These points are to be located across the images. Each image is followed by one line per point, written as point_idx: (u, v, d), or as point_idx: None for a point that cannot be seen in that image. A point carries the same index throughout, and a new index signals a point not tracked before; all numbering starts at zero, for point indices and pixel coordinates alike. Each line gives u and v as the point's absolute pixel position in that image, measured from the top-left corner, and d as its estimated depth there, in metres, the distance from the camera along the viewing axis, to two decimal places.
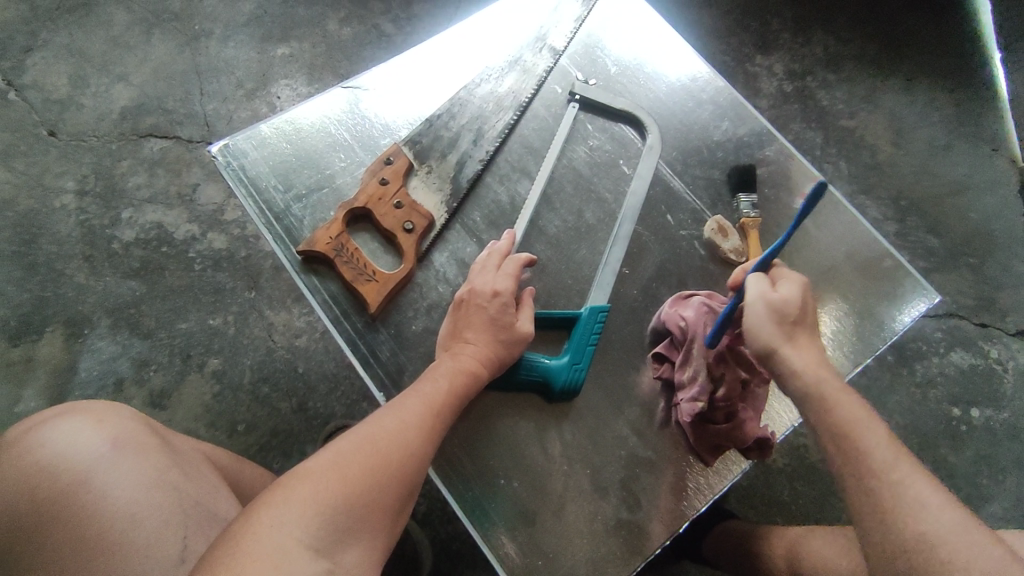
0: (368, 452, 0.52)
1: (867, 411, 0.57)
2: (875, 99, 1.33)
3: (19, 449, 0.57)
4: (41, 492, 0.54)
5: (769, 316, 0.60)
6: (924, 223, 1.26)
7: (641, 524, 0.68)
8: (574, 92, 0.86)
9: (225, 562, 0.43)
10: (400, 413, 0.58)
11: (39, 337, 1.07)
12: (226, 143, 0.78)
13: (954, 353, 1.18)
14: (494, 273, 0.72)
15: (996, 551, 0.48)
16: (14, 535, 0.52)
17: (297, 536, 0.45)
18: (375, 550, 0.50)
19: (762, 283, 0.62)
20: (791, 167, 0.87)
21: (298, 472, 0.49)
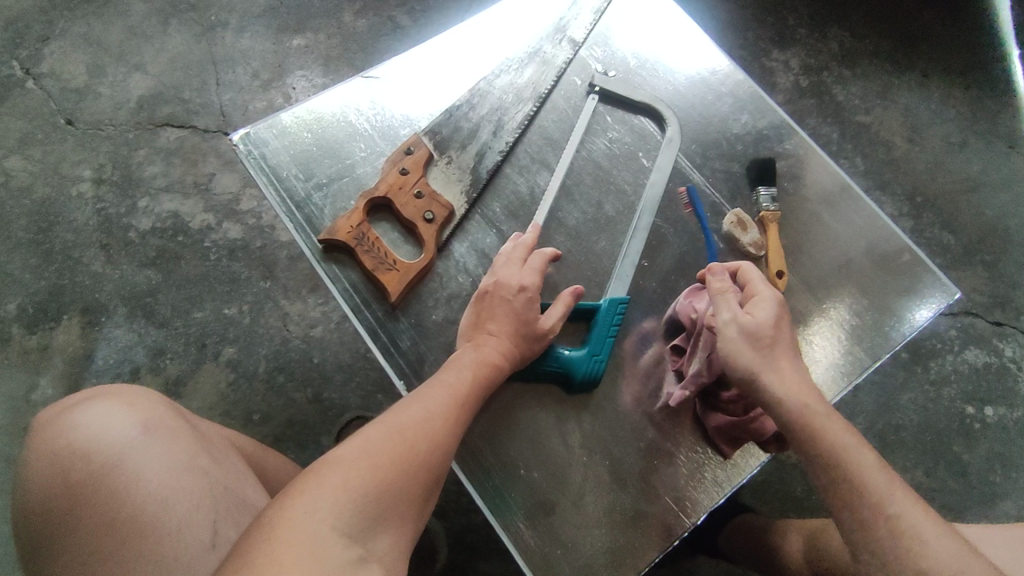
0: (397, 441, 0.53)
1: (853, 430, 0.58)
2: (891, 95, 1.32)
3: (55, 431, 0.57)
4: (75, 474, 0.55)
5: (743, 340, 0.62)
6: (940, 219, 1.25)
7: (659, 516, 0.68)
8: (594, 84, 0.86)
9: (260, 548, 0.42)
10: (425, 403, 0.58)
11: (56, 324, 1.08)
12: (248, 131, 0.78)
13: (968, 351, 1.18)
14: (518, 266, 0.72)
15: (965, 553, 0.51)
16: (51, 516, 0.53)
17: (331, 522, 0.45)
18: (404, 537, 0.51)
19: (733, 306, 0.64)
20: (809, 160, 0.87)
21: (329, 459, 0.50)
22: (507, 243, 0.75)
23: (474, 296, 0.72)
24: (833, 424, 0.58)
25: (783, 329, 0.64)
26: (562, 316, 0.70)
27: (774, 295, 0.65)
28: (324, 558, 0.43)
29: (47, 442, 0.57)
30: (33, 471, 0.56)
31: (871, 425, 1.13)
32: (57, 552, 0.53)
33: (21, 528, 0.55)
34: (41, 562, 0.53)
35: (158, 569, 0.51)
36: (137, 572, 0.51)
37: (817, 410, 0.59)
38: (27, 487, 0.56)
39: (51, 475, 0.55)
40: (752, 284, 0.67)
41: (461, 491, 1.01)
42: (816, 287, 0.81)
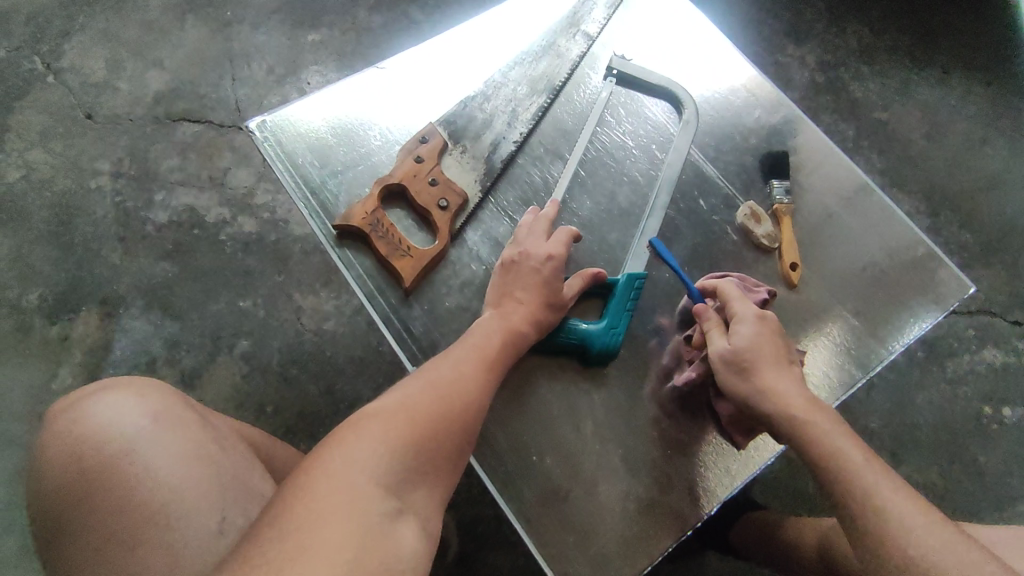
0: (430, 402, 0.53)
1: (835, 423, 0.60)
2: (909, 92, 1.31)
3: (68, 419, 0.58)
4: (88, 461, 0.56)
5: (726, 367, 0.65)
6: (958, 217, 1.24)
7: (672, 506, 0.68)
8: (611, 66, 0.87)
9: (302, 495, 0.42)
10: (457, 365, 0.59)
11: (75, 316, 1.09)
12: (264, 118, 0.79)
13: (986, 351, 1.16)
14: (543, 239, 0.72)
15: (944, 529, 0.52)
16: (65, 503, 0.54)
17: (371, 472, 0.45)
18: (437, 495, 0.51)
19: (716, 336, 0.67)
20: (824, 154, 0.86)
21: (367, 413, 0.50)
22: (527, 216, 0.75)
23: (498, 267, 0.72)
24: (839, 439, 0.58)
25: (768, 342, 0.65)
26: (578, 290, 0.71)
27: (751, 313, 0.66)
28: (366, 506, 0.43)
29: (60, 430, 0.58)
30: (47, 458, 0.57)
31: (885, 424, 1.11)
32: (70, 537, 0.53)
33: (35, 514, 0.56)
34: (54, 547, 0.54)
35: (167, 554, 0.52)
36: (147, 557, 0.51)
37: (822, 424, 0.60)
38: (41, 473, 0.57)
39: (65, 462, 0.56)
40: (731, 304, 0.68)
41: (471, 484, 1.01)
42: (830, 281, 0.80)
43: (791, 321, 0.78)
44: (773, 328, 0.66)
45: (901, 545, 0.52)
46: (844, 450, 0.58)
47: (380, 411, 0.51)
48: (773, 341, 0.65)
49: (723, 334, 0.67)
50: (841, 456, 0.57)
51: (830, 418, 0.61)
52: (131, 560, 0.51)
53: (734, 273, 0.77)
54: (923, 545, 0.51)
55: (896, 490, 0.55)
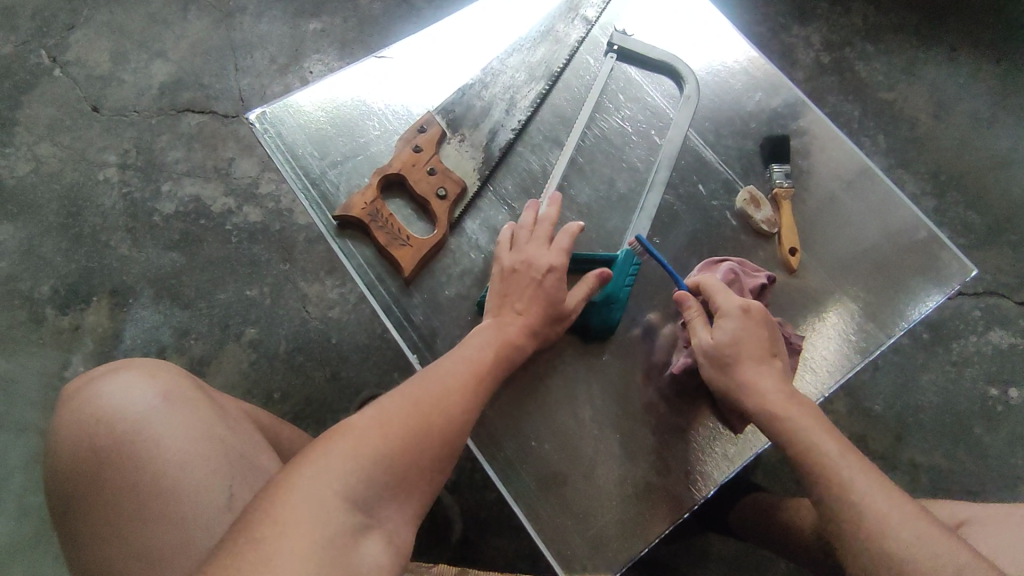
0: (410, 416, 0.54)
1: (816, 417, 0.61)
2: (916, 71, 1.29)
3: (81, 399, 0.60)
4: (100, 440, 0.57)
5: (707, 363, 0.66)
6: (965, 198, 1.23)
7: (669, 489, 0.69)
8: (613, 43, 0.87)
9: (265, 518, 0.44)
10: (445, 376, 0.59)
11: (86, 306, 1.11)
12: (264, 110, 0.80)
13: (992, 332, 1.15)
14: (546, 247, 0.71)
15: (916, 519, 0.53)
16: (80, 478, 0.56)
17: (337, 494, 0.47)
18: (412, 508, 0.52)
19: (699, 329, 0.67)
20: (824, 138, 0.86)
21: (343, 428, 0.51)
22: (528, 217, 0.74)
23: (496, 272, 0.71)
24: (817, 432, 0.59)
25: (750, 338, 0.65)
26: (581, 300, 0.70)
27: (736, 306, 0.66)
28: (325, 531, 0.45)
29: (74, 409, 0.59)
30: (63, 435, 0.59)
31: (889, 406, 1.11)
32: (87, 512, 0.56)
33: (52, 489, 0.57)
34: (71, 520, 0.56)
35: (178, 529, 0.54)
36: (158, 530, 0.54)
37: (801, 417, 0.60)
38: (57, 451, 0.59)
39: (78, 440, 0.58)
40: (717, 295, 0.68)
41: (475, 468, 1.03)
42: (830, 266, 0.80)
43: (789, 306, 0.78)
44: (759, 320, 0.66)
45: (874, 538, 0.53)
46: (822, 443, 0.58)
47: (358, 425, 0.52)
48: (758, 335, 0.65)
49: (707, 328, 0.67)
50: (819, 449, 0.58)
51: (813, 414, 0.61)
52: (143, 534, 0.54)
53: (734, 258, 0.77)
54: (897, 538, 0.52)
55: (872, 482, 0.56)
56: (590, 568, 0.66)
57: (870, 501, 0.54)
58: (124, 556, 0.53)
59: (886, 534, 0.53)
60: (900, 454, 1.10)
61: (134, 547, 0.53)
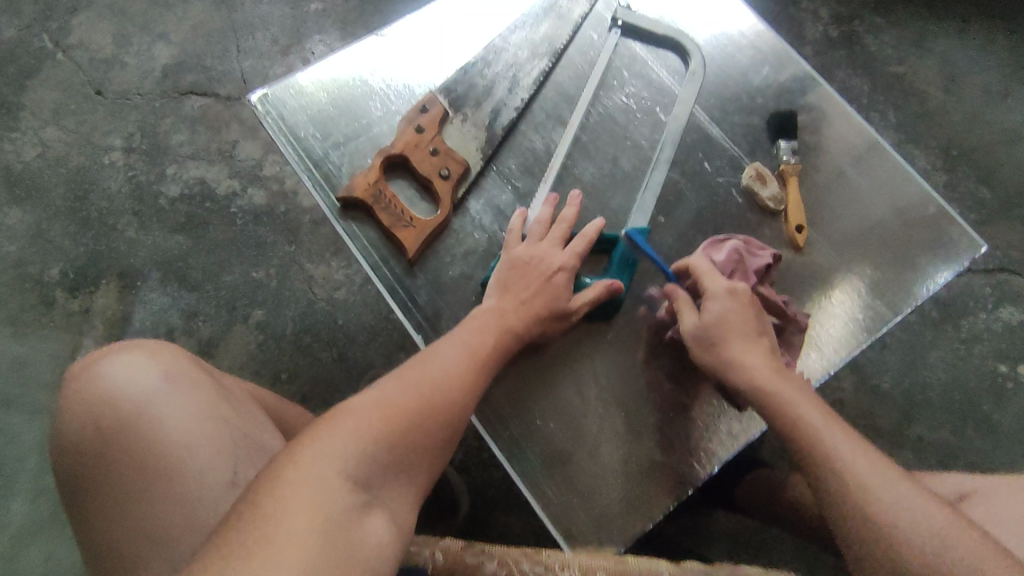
0: (408, 399, 0.54)
1: (798, 387, 0.62)
2: (927, 44, 1.27)
3: (86, 381, 0.61)
4: (105, 419, 0.58)
5: (695, 344, 0.66)
6: (976, 173, 1.21)
7: (674, 466, 0.69)
8: (616, 18, 0.86)
9: (268, 493, 0.43)
10: (443, 361, 0.60)
11: (95, 289, 1.12)
12: (265, 92, 0.80)
13: (1002, 309, 1.14)
14: (557, 247, 0.72)
15: (897, 479, 0.54)
16: (86, 458, 0.57)
17: (339, 469, 0.46)
18: (412, 490, 0.52)
19: (687, 313, 0.68)
20: (832, 113, 0.84)
21: (342, 410, 0.51)
22: (544, 215, 0.74)
23: (506, 259, 0.71)
24: (805, 402, 0.60)
25: (738, 317, 0.66)
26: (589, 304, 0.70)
27: (722, 287, 0.67)
28: (330, 504, 0.44)
29: (79, 391, 0.60)
30: (68, 416, 0.60)
31: (896, 384, 1.11)
32: (93, 490, 0.56)
33: (59, 469, 0.58)
34: (77, 498, 0.57)
35: (182, 505, 0.54)
36: (163, 507, 0.54)
37: (787, 388, 0.61)
38: (63, 432, 0.59)
39: (84, 421, 0.59)
40: (704, 277, 0.69)
41: (482, 447, 1.04)
42: (837, 243, 0.79)
43: (795, 284, 0.78)
44: (745, 300, 0.66)
45: (855, 497, 0.53)
46: (809, 412, 0.59)
47: (357, 406, 0.52)
48: (745, 314, 0.66)
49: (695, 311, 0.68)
50: (807, 418, 0.59)
51: (797, 386, 0.62)
52: (147, 511, 0.54)
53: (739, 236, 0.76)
54: (877, 496, 0.53)
55: (853, 445, 0.56)
56: (595, 543, 0.67)
57: (850, 462, 0.55)
58: (131, 533, 0.54)
59: (865, 493, 0.53)
60: (907, 431, 1.09)
61: (140, 524, 0.54)
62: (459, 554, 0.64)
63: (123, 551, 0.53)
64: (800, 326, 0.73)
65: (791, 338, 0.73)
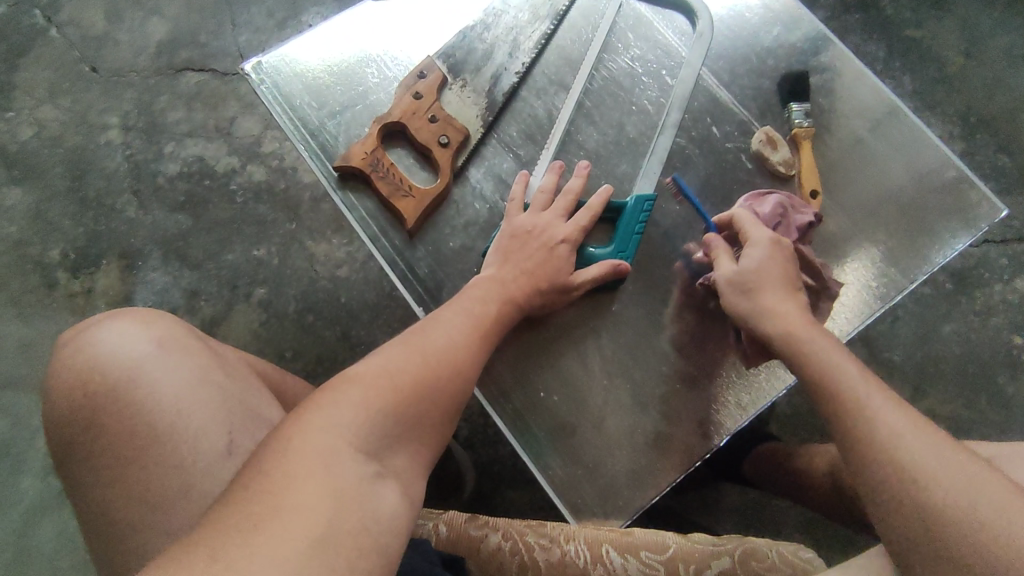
0: (413, 367, 0.53)
1: (818, 330, 0.60)
2: (945, 7, 1.22)
3: (75, 346, 0.59)
4: (96, 386, 0.57)
5: (730, 289, 0.65)
6: (995, 140, 1.17)
7: (682, 438, 0.68)
8: None
9: (276, 459, 0.41)
10: (448, 328, 0.59)
11: (96, 270, 1.11)
12: (259, 60, 0.77)
13: (1020, 280, 1.11)
14: (560, 216, 0.70)
15: (915, 419, 0.51)
16: (78, 425, 0.56)
17: (349, 436, 0.45)
18: (419, 460, 0.50)
19: (725, 260, 0.66)
20: (847, 75, 0.81)
21: (346, 377, 0.50)
22: (548, 182, 0.72)
23: (507, 229, 0.70)
24: (833, 355, 0.57)
25: (778, 268, 0.64)
26: (594, 278, 0.68)
27: (766, 238, 0.65)
28: (341, 470, 0.42)
29: (69, 357, 0.59)
30: (58, 382, 0.58)
31: (910, 357, 1.09)
32: (86, 457, 0.55)
33: (51, 435, 0.57)
34: (70, 465, 0.56)
35: (178, 473, 0.54)
36: (159, 475, 0.54)
37: (816, 337, 0.59)
38: (52, 398, 0.58)
39: (74, 386, 0.57)
40: (748, 227, 0.67)
41: (488, 423, 1.03)
42: (851, 210, 0.77)
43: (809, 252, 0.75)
44: (787, 255, 0.65)
45: (867, 428, 0.51)
46: (835, 364, 0.56)
47: (362, 374, 0.50)
48: (785, 266, 0.64)
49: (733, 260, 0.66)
50: (833, 369, 0.56)
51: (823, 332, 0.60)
52: (143, 479, 0.54)
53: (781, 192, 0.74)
54: (891, 429, 0.50)
55: (866, 382, 0.54)
56: (601, 516, 0.66)
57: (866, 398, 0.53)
58: (126, 500, 0.53)
59: (878, 425, 0.51)
60: (920, 405, 1.07)
61: (135, 491, 0.53)
62: (463, 527, 0.63)
63: (119, 518, 0.53)
64: (831, 292, 0.71)
65: (819, 304, 0.71)
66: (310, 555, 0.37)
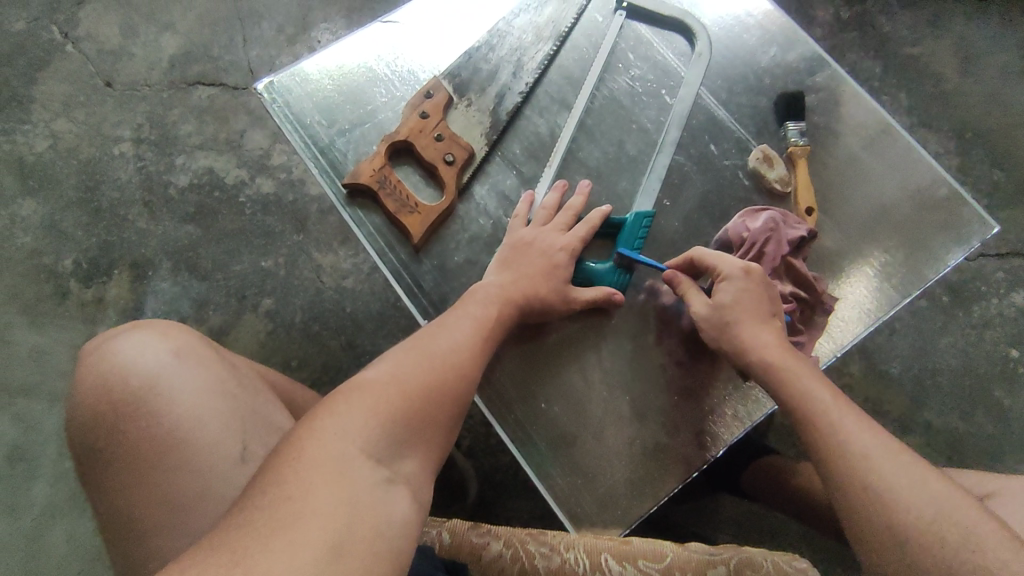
0: (420, 374, 0.55)
1: (793, 354, 0.63)
2: (941, 25, 1.24)
3: (98, 356, 0.61)
4: (117, 394, 0.59)
5: (708, 325, 0.67)
6: (991, 156, 1.19)
7: (680, 449, 0.70)
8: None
9: (290, 466, 0.43)
10: (453, 335, 0.61)
11: (108, 279, 1.14)
12: (271, 80, 0.80)
13: (1015, 294, 1.13)
14: (561, 232, 0.72)
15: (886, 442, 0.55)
16: (100, 431, 0.58)
17: (360, 443, 0.46)
18: (428, 464, 0.52)
19: (700, 299, 0.68)
20: (842, 94, 0.83)
21: (357, 385, 0.52)
22: (551, 199, 0.75)
23: (509, 241, 0.72)
24: (816, 389, 0.60)
25: (752, 299, 0.65)
26: (593, 298, 0.70)
27: (737, 269, 0.66)
28: (354, 477, 0.44)
29: (92, 366, 0.61)
30: (81, 390, 0.60)
31: (906, 369, 1.10)
32: (107, 462, 0.57)
33: (75, 441, 0.59)
34: (92, 470, 0.58)
35: (196, 477, 0.56)
36: (178, 479, 0.56)
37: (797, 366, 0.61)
38: (76, 405, 0.60)
39: (96, 394, 0.59)
40: (716, 261, 0.68)
41: (489, 433, 1.04)
42: (847, 225, 0.78)
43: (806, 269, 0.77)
44: (761, 281, 0.66)
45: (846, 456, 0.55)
46: (818, 399, 0.59)
47: (370, 382, 0.52)
48: (759, 294, 0.65)
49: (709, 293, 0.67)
50: (818, 406, 0.58)
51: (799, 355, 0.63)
52: (163, 482, 0.56)
53: (775, 209, 0.76)
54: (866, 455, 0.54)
55: (839, 405, 0.58)
56: (600, 525, 0.68)
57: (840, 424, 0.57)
58: (146, 503, 0.55)
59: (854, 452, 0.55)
60: (917, 417, 1.09)
61: (154, 495, 0.55)
62: (465, 534, 0.65)
63: (139, 521, 0.55)
64: (825, 307, 0.73)
65: (814, 319, 0.73)
66: (327, 559, 0.39)
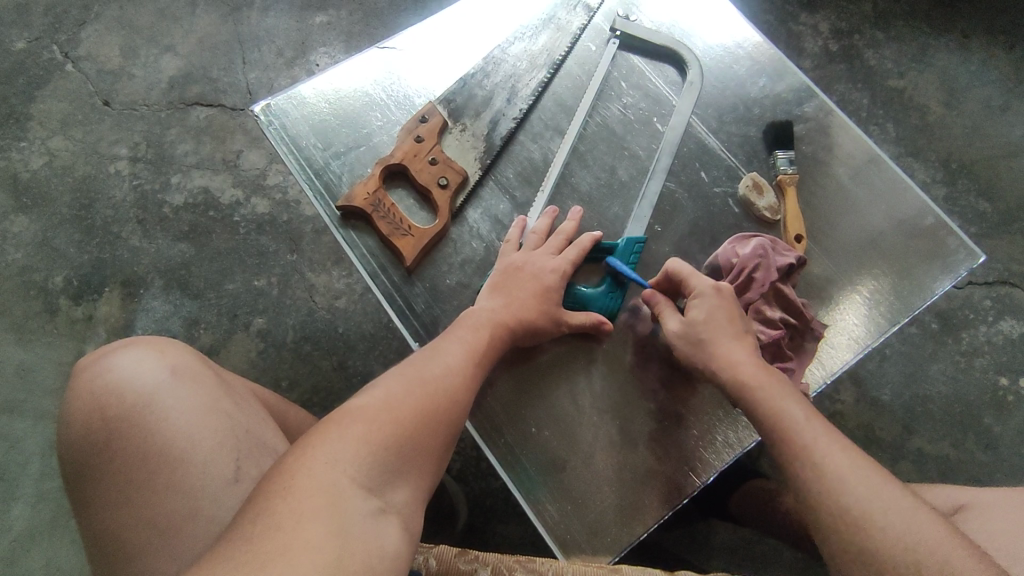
0: (413, 400, 0.54)
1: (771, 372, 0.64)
2: (926, 58, 1.27)
3: (93, 372, 0.61)
4: (110, 410, 0.58)
5: (682, 343, 0.68)
6: (976, 186, 1.21)
7: (669, 474, 0.69)
8: (615, 29, 0.87)
9: (280, 496, 0.43)
10: (444, 359, 0.61)
11: (99, 296, 1.13)
12: (269, 103, 0.81)
13: (1003, 322, 1.14)
14: (553, 255, 0.73)
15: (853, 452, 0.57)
16: (90, 448, 0.57)
17: (351, 473, 0.46)
18: (420, 492, 0.52)
19: (673, 317, 0.69)
20: (830, 125, 0.85)
21: (350, 411, 0.51)
22: (543, 222, 0.76)
23: (500, 265, 0.73)
24: (790, 411, 0.60)
25: (721, 316, 0.66)
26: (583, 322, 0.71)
27: (707, 286, 0.68)
28: (345, 509, 0.44)
29: (87, 381, 0.61)
30: (75, 406, 0.60)
31: (897, 396, 1.11)
32: (96, 482, 0.57)
33: (66, 458, 0.59)
34: (81, 489, 0.57)
35: (186, 497, 0.55)
36: (168, 500, 0.55)
37: (776, 394, 0.61)
38: (68, 421, 0.60)
39: (90, 411, 0.59)
40: (687, 279, 0.69)
41: (479, 457, 1.04)
42: (835, 253, 0.79)
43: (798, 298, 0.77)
44: (731, 299, 0.68)
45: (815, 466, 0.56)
46: (787, 410, 0.60)
47: (364, 408, 0.52)
48: (729, 312, 0.67)
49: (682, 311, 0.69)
50: (784, 414, 0.60)
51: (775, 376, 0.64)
52: (152, 503, 0.55)
53: (765, 236, 0.77)
54: (830, 465, 0.56)
55: (804, 414, 0.60)
56: (590, 551, 0.67)
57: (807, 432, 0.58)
58: (133, 522, 0.54)
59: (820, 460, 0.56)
60: (908, 444, 1.09)
61: (142, 516, 0.54)
62: (453, 560, 0.65)
63: (126, 541, 0.54)
64: (814, 334, 0.73)
65: (805, 345, 0.73)
66: None
